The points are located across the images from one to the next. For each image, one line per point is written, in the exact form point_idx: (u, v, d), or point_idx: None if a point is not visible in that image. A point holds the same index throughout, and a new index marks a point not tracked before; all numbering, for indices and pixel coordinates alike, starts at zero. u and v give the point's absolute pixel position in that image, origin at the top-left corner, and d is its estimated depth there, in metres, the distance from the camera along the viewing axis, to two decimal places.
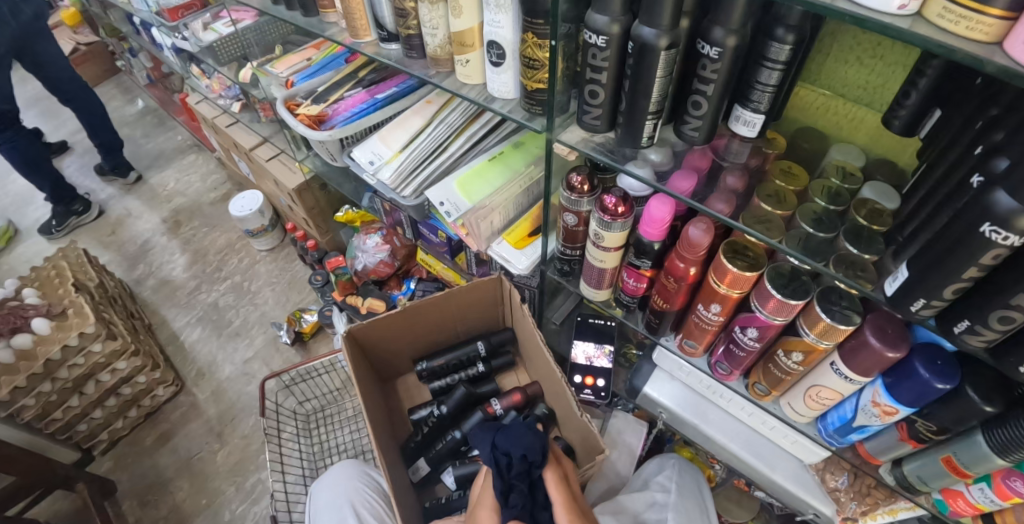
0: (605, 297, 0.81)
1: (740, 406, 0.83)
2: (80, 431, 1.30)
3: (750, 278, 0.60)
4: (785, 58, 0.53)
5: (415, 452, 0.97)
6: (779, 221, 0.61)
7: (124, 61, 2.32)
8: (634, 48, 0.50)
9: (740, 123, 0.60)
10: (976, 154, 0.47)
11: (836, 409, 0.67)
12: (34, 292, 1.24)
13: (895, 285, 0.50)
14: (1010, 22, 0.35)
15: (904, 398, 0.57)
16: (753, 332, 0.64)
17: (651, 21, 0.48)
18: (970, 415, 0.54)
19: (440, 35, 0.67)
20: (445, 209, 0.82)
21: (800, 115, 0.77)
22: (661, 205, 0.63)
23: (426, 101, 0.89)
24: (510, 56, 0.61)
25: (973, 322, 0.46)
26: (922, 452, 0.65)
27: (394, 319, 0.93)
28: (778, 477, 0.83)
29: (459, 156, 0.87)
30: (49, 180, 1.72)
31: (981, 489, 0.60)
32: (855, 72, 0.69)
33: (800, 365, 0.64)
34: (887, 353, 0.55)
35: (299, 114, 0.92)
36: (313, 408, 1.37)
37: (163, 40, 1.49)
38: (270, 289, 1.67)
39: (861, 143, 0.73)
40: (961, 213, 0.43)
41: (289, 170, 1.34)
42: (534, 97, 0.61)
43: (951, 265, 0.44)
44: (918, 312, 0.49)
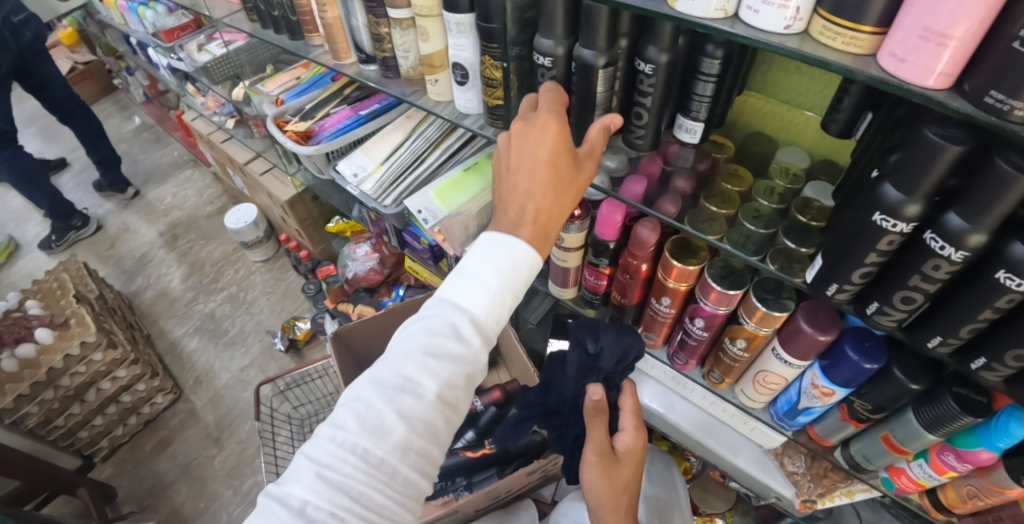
0: (572, 295, 0.87)
1: (702, 395, 0.88)
2: (82, 438, 1.35)
3: (693, 272, 0.66)
4: (717, 71, 0.59)
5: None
6: (722, 219, 0.67)
7: (122, 80, 2.40)
8: (578, 67, 0.56)
9: (682, 131, 0.66)
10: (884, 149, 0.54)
11: (783, 394, 0.73)
12: (37, 304, 1.29)
13: (814, 272, 0.56)
14: (880, 37, 0.42)
15: (839, 379, 0.62)
16: (701, 322, 0.70)
17: (589, 42, 0.54)
18: (899, 394, 0.59)
19: (411, 58, 0.73)
20: (423, 216, 0.88)
21: (750, 121, 0.83)
22: (611, 208, 0.70)
23: (407, 116, 0.95)
24: (473, 76, 0.67)
25: (881, 303, 0.52)
26: (865, 433, 0.70)
27: (379, 319, 0.98)
28: (741, 462, 0.88)
29: (437, 167, 0.93)
30: (48, 196, 1.78)
31: (920, 465, 0.65)
32: (796, 81, 0.76)
33: (745, 352, 0.70)
34: (820, 337, 0.60)
35: (288, 130, 0.98)
36: (307, 412, 1.42)
37: (160, 61, 1.55)
38: (265, 298, 1.72)
39: (808, 145, 0.78)
40: (859, 205, 0.49)
41: (282, 183, 1.40)
42: (494, 113, 0.67)
43: (856, 251, 0.50)
44: (835, 296, 0.55)
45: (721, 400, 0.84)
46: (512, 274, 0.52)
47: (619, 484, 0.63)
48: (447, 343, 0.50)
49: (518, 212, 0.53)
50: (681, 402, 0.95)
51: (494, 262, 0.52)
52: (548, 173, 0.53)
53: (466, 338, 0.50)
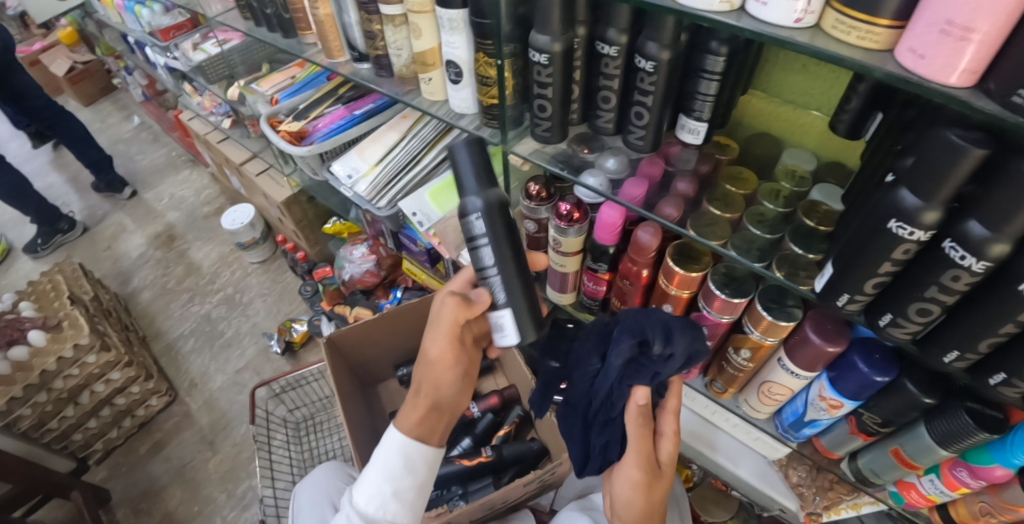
0: (570, 300, 0.84)
1: (703, 405, 0.85)
2: (76, 441, 1.34)
3: (696, 278, 0.63)
4: (721, 69, 0.56)
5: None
6: (725, 224, 0.65)
7: (120, 79, 2.38)
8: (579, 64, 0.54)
9: (685, 131, 0.64)
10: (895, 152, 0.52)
11: (789, 405, 0.70)
12: (30, 306, 1.27)
13: (823, 281, 0.53)
14: (897, 31, 0.40)
15: (847, 391, 0.59)
16: (704, 331, 0.67)
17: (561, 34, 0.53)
18: (909, 407, 0.56)
19: (405, 56, 0.71)
20: (418, 219, 0.85)
21: (753, 122, 0.80)
22: (612, 210, 0.67)
23: (402, 116, 0.93)
24: (468, 74, 0.64)
25: (895, 314, 0.49)
26: (873, 446, 0.67)
27: (373, 323, 0.96)
28: (742, 472, 0.85)
29: (433, 168, 0.90)
30: (33, 205, 1.78)
31: (931, 480, 0.62)
32: (800, 80, 0.73)
33: (750, 362, 0.67)
34: (828, 348, 0.58)
35: (281, 130, 0.96)
36: (302, 416, 1.40)
37: (156, 60, 1.54)
38: (261, 300, 1.70)
39: (812, 147, 0.76)
40: (872, 211, 0.46)
41: (277, 184, 1.38)
42: (489, 112, 0.65)
43: (869, 260, 0.47)
44: (845, 307, 0.52)
45: (723, 410, 0.81)
46: (409, 471, 0.62)
47: (655, 499, 0.62)
48: (400, 480, 0.62)
49: (411, 402, 0.64)
50: (681, 410, 0.92)
51: (385, 456, 0.62)
52: (451, 356, 0.61)
53: (414, 468, 0.62)
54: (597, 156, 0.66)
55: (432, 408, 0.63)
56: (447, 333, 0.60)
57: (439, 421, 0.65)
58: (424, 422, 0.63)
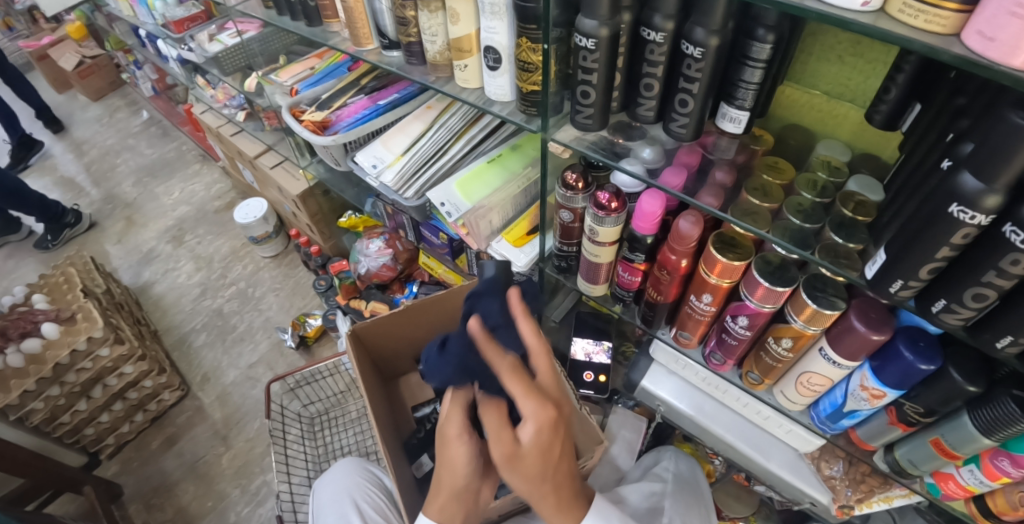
0: (602, 292, 0.85)
1: (736, 397, 0.85)
2: (88, 435, 1.32)
3: (738, 268, 0.63)
4: (766, 56, 0.56)
5: (419, 449, 0.99)
6: (766, 213, 0.64)
7: (129, 73, 2.37)
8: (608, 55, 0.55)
9: (726, 120, 0.63)
10: (946, 140, 0.51)
11: (827, 396, 0.70)
12: (44, 298, 1.26)
13: (875, 267, 0.53)
14: (965, 15, 0.39)
15: (891, 381, 0.59)
16: (744, 320, 0.67)
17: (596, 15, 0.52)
18: (954, 396, 0.55)
19: (438, 42, 0.70)
20: (446, 209, 0.85)
21: (786, 113, 0.80)
22: (651, 199, 0.66)
23: (428, 106, 0.92)
24: (506, 60, 0.64)
25: (949, 300, 0.48)
26: (912, 437, 0.66)
27: (397, 316, 0.95)
28: (773, 466, 0.85)
29: (460, 159, 0.90)
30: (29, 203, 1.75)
31: (971, 470, 0.61)
32: (837, 71, 0.73)
33: (790, 351, 0.67)
34: (872, 337, 0.57)
35: (304, 120, 0.95)
36: (317, 410, 1.39)
37: (169, 52, 1.53)
38: (274, 295, 1.69)
39: (845, 138, 0.75)
40: (931, 195, 0.46)
41: (292, 177, 1.37)
42: (529, 98, 0.64)
43: (925, 245, 0.47)
44: (897, 293, 0.52)
45: (756, 402, 0.81)
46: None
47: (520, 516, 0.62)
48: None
49: (432, 493, 0.66)
50: (709, 403, 0.92)
51: None
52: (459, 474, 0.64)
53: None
54: (635, 145, 0.67)
55: (454, 495, 0.64)
56: (459, 424, 0.61)
57: (462, 505, 0.65)
58: (446, 493, 0.64)
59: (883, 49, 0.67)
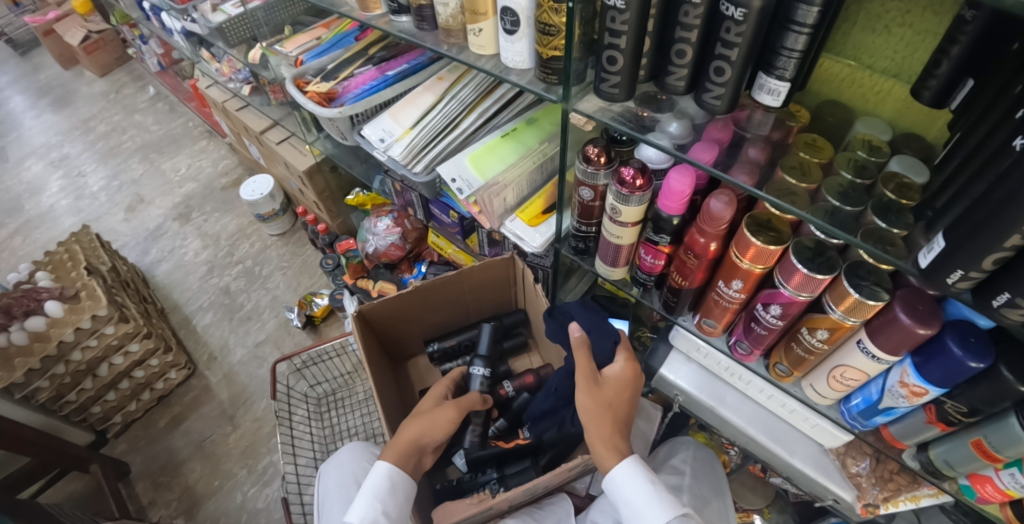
0: (621, 275, 0.81)
1: (758, 389, 0.81)
2: (95, 413, 1.32)
3: (774, 252, 0.59)
4: (813, 21, 0.50)
5: (452, 445, 0.93)
6: (804, 194, 0.59)
7: (135, 48, 2.32)
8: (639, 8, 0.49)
9: (763, 92, 0.57)
10: (1016, 117, 0.46)
11: (860, 391, 0.66)
12: (47, 276, 1.24)
13: (931, 256, 0.48)
14: None
15: (935, 378, 0.54)
16: (776, 309, 0.63)
17: None
18: (1004, 396, 0.51)
19: (451, 5, 0.65)
20: (457, 186, 0.80)
21: (822, 87, 0.74)
22: (680, 176, 0.61)
23: (438, 78, 0.87)
24: (525, 24, 0.58)
25: (1014, 293, 0.44)
26: (951, 437, 0.62)
27: (405, 297, 0.91)
28: (797, 461, 0.81)
29: (472, 133, 0.85)
30: None
31: (1012, 474, 0.57)
32: (881, 42, 0.67)
33: (825, 343, 0.62)
34: (918, 330, 0.52)
35: (309, 91, 0.90)
36: (324, 391, 1.37)
37: (173, 24, 1.47)
38: (281, 273, 1.67)
39: (887, 116, 0.70)
40: (1004, 177, 0.41)
41: (300, 152, 1.33)
42: (549, 65, 0.59)
43: (991, 233, 0.42)
44: (954, 285, 0.47)
45: (781, 394, 0.77)
46: (391, 486, 0.70)
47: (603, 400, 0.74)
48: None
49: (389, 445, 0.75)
50: (731, 394, 0.87)
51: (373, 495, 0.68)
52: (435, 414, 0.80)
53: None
54: (663, 119, 0.62)
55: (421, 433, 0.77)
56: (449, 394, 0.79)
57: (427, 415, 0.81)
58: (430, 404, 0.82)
59: (936, 19, 0.61)
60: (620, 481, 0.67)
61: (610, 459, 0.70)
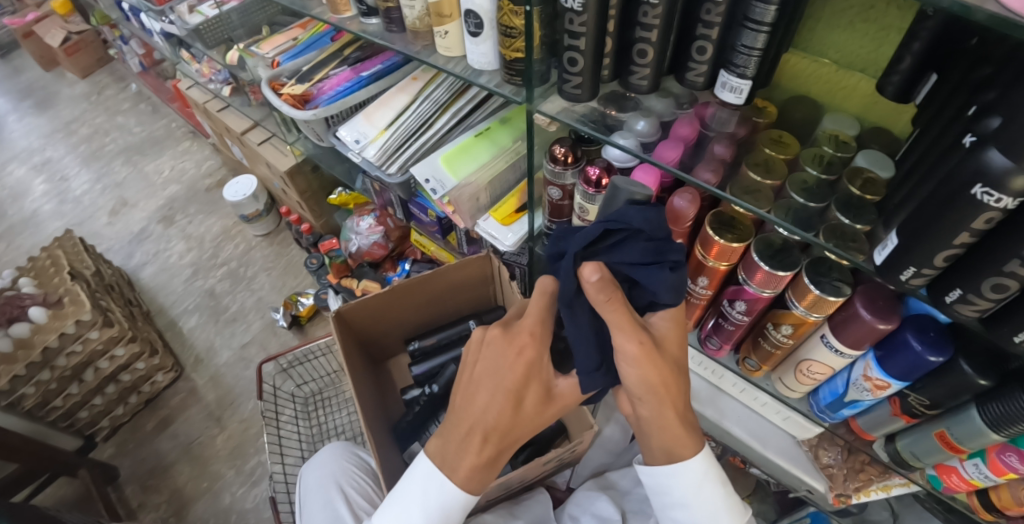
0: None
1: (731, 383, 0.82)
2: (82, 418, 1.32)
3: (737, 249, 0.59)
4: (772, 19, 0.50)
5: (410, 435, 0.92)
6: (767, 191, 0.60)
7: (117, 49, 2.30)
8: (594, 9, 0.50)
9: (726, 90, 0.58)
10: (969, 114, 0.46)
11: (827, 385, 0.67)
12: (30, 282, 1.24)
13: (885, 253, 0.49)
14: None
15: (896, 372, 0.55)
16: (742, 305, 0.64)
17: None
18: (963, 389, 0.52)
19: (417, 7, 0.65)
20: (431, 186, 0.81)
21: (790, 83, 0.74)
22: (645, 174, 0.63)
23: (413, 78, 0.87)
24: (489, 25, 0.59)
25: (965, 290, 0.44)
26: (916, 428, 0.63)
27: (383, 296, 0.91)
28: (770, 453, 0.82)
29: (446, 133, 0.85)
30: None
31: (976, 465, 0.58)
32: (846, 38, 0.67)
33: (790, 338, 0.63)
34: (878, 326, 0.53)
35: (283, 94, 0.90)
36: (310, 391, 1.37)
37: (151, 26, 1.46)
38: (266, 274, 1.67)
39: (854, 111, 0.70)
40: (952, 175, 0.41)
41: (280, 153, 1.33)
42: (512, 67, 0.60)
43: (941, 230, 0.43)
44: (908, 281, 0.48)
45: (753, 388, 0.78)
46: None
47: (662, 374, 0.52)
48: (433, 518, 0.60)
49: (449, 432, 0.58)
50: (707, 387, 0.89)
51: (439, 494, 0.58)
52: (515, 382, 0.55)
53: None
54: (627, 118, 0.63)
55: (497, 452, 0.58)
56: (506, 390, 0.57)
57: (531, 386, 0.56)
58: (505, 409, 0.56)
59: (898, 14, 0.61)
60: (685, 480, 0.57)
61: (685, 448, 0.57)
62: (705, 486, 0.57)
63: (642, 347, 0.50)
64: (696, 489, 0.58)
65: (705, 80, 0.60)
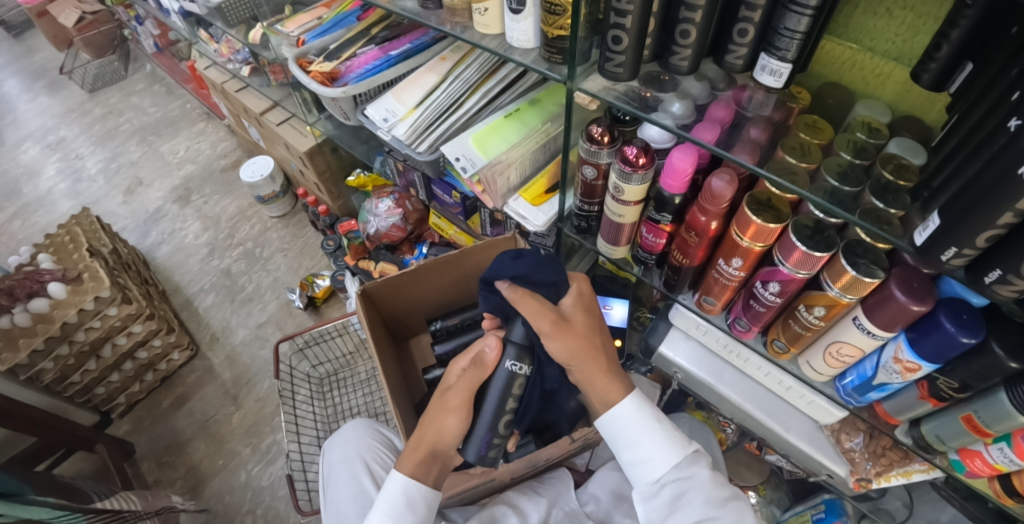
0: (623, 254, 0.82)
1: (755, 366, 0.83)
2: (98, 394, 1.33)
3: (774, 231, 0.60)
4: (816, 2, 0.50)
5: None
6: (804, 173, 0.60)
7: (131, 30, 2.29)
8: None
9: (765, 73, 0.57)
10: (1013, 98, 0.46)
11: (856, 367, 0.68)
12: (49, 258, 1.24)
13: (925, 234, 0.50)
14: None
15: (928, 354, 0.56)
16: (775, 286, 0.64)
17: None
18: (994, 372, 0.52)
19: None
20: (461, 165, 0.81)
21: (823, 70, 0.74)
22: (683, 155, 0.63)
23: (442, 57, 0.86)
24: (530, 3, 0.59)
25: (1005, 270, 0.44)
26: (943, 412, 0.63)
27: (408, 276, 0.92)
28: (792, 437, 0.83)
29: (475, 113, 0.86)
30: None
31: (1001, 448, 0.58)
32: (884, 25, 0.66)
33: (822, 320, 0.64)
34: (912, 307, 0.54)
35: (312, 71, 0.90)
36: (326, 372, 1.38)
37: (168, 4, 1.42)
38: (282, 255, 1.68)
39: (888, 99, 0.70)
40: (999, 156, 0.41)
41: (300, 133, 1.33)
42: (554, 44, 0.60)
43: (985, 211, 0.43)
44: (948, 262, 0.49)
45: (777, 371, 0.79)
46: (408, 502, 0.67)
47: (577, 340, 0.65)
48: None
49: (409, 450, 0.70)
50: (729, 371, 0.89)
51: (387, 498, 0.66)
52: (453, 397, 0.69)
53: None
54: (665, 99, 0.64)
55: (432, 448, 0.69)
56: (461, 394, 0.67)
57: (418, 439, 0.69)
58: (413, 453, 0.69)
59: (937, 2, 0.61)
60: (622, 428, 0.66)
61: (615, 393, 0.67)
62: (643, 419, 0.66)
63: (555, 324, 0.64)
64: (636, 423, 0.66)
65: (744, 62, 0.59)
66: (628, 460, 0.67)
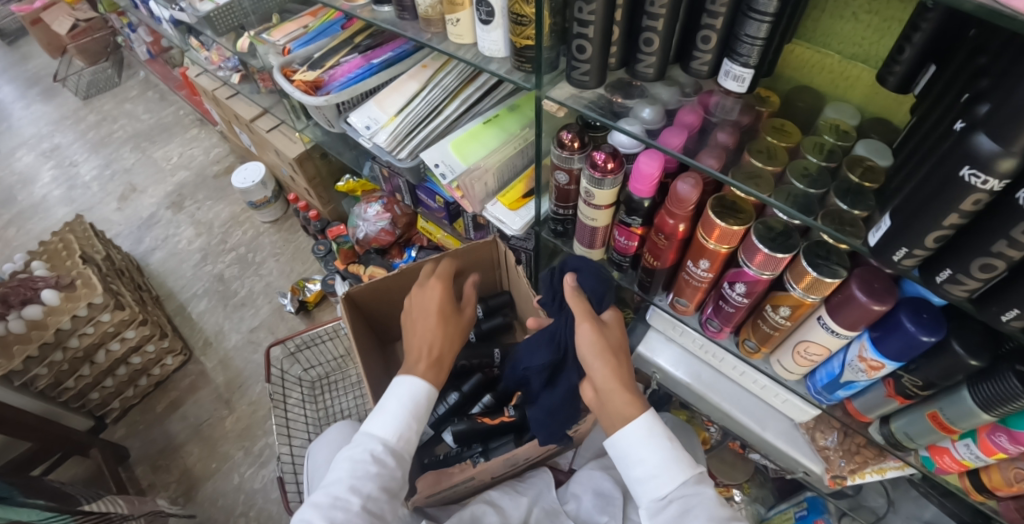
0: (599, 256, 0.84)
1: (732, 365, 0.84)
2: (92, 399, 1.35)
3: (738, 233, 0.62)
4: (774, 9, 0.51)
5: None
6: (769, 177, 0.61)
7: (124, 37, 2.30)
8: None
9: (729, 78, 0.59)
10: (963, 101, 0.47)
11: (825, 366, 0.69)
12: (43, 265, 1.26)
13: (878, 235, 0.51)
14: None
15: (890, 352, 0.57)
16: (742, 287, 0.66)
17: None
18: (956, 369, 0.53)
19: None
20: (440, 171, 0.83)
21: (794, 74, 0.75)
22: (650, 160, 0.64)
23: (422, 65, 0.88)
24: (499, 14, 0.60)
25: (955, 270, 0.46)
26: (911, 409, 0.65)
27: (391, 280, 0.94)
28: (768, 435, 0.85)
29: (455, 119, 0.88)
30: None
31: (967, 445, 0.60)
32: (851, 29, 0.68)
33: (789, 320, 0.66)
34: (873, 307, 0.55)
35: (295, 80, 0.92)
36: (318, 375, 1.39)
37: (159, 13, 1.44)
38: (274, 260, 1.69)
39: (857, 101, 0.71)
40: (944, 159, 0.43)
41: (289, 139, 1.35)
42: (523, 54, 0.61)
43: (933, 212, 0.44)
44: (901, 262, 0.50)
45: (751, 370, 0.81)
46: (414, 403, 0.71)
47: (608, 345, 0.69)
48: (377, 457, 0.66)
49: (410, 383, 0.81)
50: (707, 371, 0.91)
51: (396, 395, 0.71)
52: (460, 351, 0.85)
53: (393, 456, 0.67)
54: (634, 105, 0.65)
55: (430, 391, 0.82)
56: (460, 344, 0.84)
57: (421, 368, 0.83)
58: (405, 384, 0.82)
59: (900, 6, 0.62)
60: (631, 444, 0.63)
61: (633, 408, 0.65)
62: (651, 437, 0.63)
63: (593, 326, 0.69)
64: (643, 439, 0.63)
65: (710, 68, 0.60)
66: (636, 477, 0.63)
